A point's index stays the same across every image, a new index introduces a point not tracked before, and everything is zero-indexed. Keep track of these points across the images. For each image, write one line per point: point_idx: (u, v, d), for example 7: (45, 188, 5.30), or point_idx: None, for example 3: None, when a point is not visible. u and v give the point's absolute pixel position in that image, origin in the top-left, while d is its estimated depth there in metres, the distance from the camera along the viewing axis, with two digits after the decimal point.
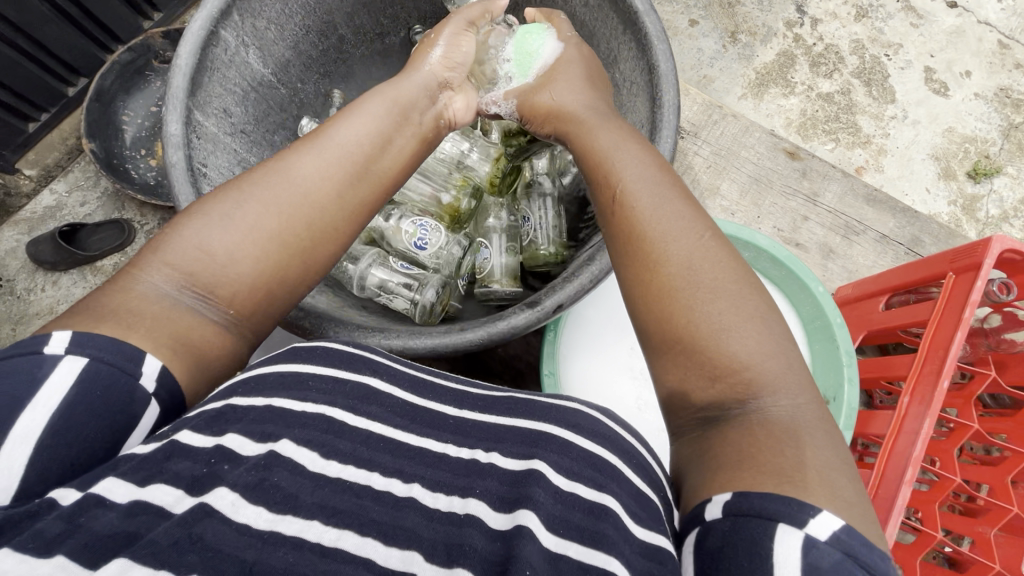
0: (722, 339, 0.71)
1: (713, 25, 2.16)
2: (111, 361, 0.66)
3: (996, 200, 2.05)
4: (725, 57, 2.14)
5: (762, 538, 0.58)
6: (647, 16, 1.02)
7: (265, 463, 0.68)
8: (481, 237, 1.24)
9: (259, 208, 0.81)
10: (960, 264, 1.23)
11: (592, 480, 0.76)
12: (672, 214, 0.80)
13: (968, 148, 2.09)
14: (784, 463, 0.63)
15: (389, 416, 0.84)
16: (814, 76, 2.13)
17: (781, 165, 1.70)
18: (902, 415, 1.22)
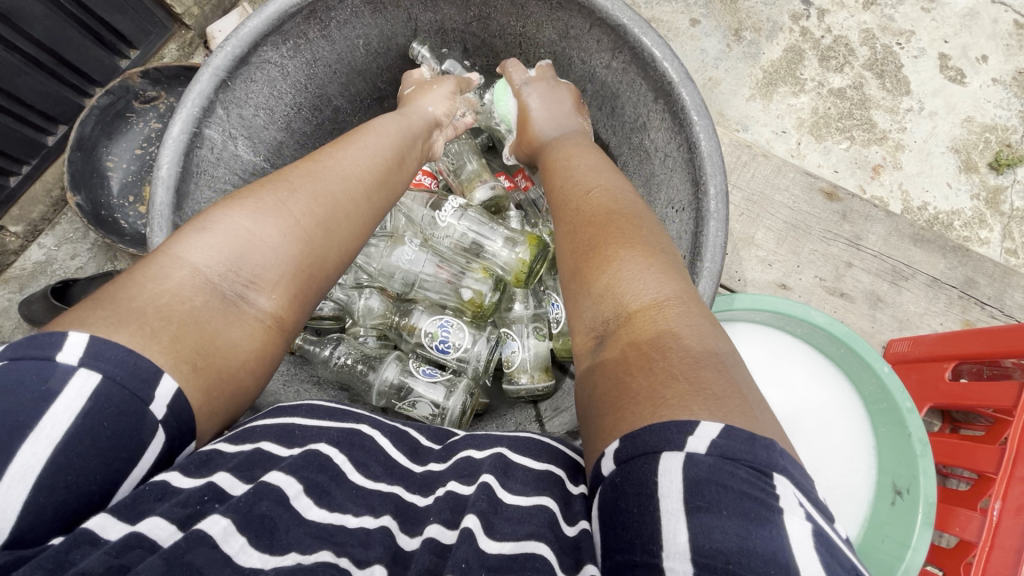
0: (618, 292, 0.76)
1: (716, 23, 2.05)
2: (124, 382, 0.62)
3: (1020, 191, 1.97)
4: (729, 57, 2.03)
5: (646, 486, 0.57)
6: (683, 87, 0.97)
7: (254, 495, 0.64)
8: (507, 327, 1.27)
9: (306, 201, 0.86)
10: None
11: (538, 492, 0.74)
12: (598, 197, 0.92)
13: (988, 137, 2.01)
14: (662, 387, 0.63)
15: (371, 463, 0.79)
16: (823, 71, 2.03)
17: (817, 208, 1.62)
18: (995, 525, 1.10)
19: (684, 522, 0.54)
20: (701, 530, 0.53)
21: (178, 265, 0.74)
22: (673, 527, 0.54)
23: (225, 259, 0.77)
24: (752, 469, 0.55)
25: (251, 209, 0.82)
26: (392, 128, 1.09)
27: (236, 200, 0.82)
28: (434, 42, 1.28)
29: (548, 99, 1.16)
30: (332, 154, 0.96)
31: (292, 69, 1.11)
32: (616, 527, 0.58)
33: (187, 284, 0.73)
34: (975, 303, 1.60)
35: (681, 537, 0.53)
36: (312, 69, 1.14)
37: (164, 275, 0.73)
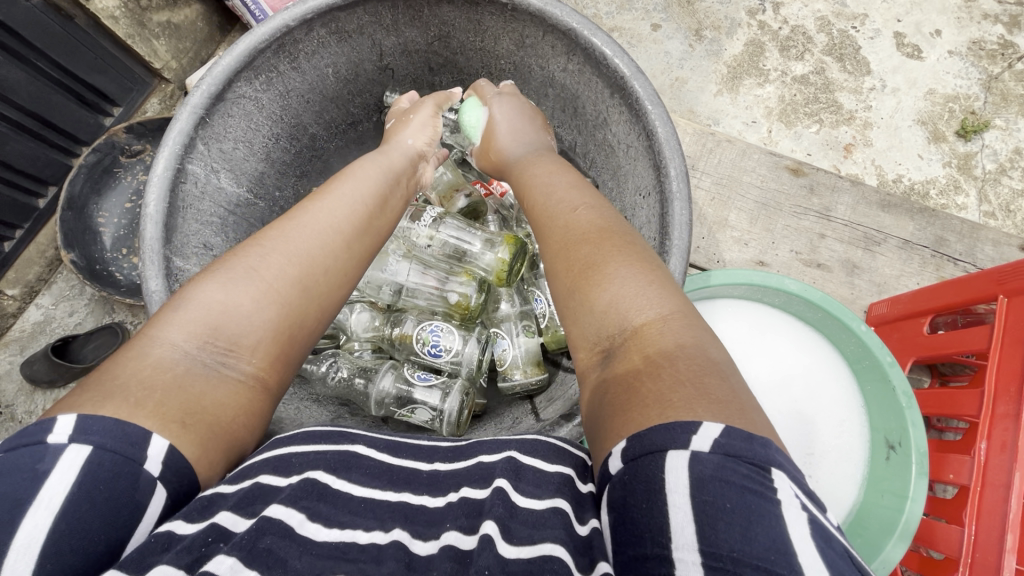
0: (613, 301, 0.78)
1: (676, 26, 2.12)
2: (115, 448, 0.64)
3: (990, 155, 2.02)
4: (693, 56, 2.10)
5: (656, 486, 0.60)
6: (635, 80, 1.01)
7: (257, 530, 0.65)
8: (495, 326, 1.31)
9: (280, 260, 0.87)
10: (1009, 286, 1.16)
11: (547, 492, 0.74)
12: (579, 215, 0.93)
13: (952, 107, 2.06)
14: (665, 395, 0.65)
15: (369, 479, 0.80)
16: (785, 61, 2.10)
17: (786, 184, 1.66)
18: (984, 464, 1.13)
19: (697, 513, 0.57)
20: (713, 521, 0.56)
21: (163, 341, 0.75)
22: (686, 519, 0.57)
23: (208, 326, 0.78)
24: (748, 464, 0.58)
25: (231, 274, 0.83)
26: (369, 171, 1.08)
27: (214, 271, 0.83)
28: (404, 85, 1.39)
29: (512, 117, 1.20)
30: (313, 205, 0.95)
31: (266, 102, 1.15)
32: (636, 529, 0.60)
33: (172, 355, 0.74)
34: (947, 260, 1.62)
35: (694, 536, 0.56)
36: (287, 101, 1.20)
37: (145, 352, 0.74)
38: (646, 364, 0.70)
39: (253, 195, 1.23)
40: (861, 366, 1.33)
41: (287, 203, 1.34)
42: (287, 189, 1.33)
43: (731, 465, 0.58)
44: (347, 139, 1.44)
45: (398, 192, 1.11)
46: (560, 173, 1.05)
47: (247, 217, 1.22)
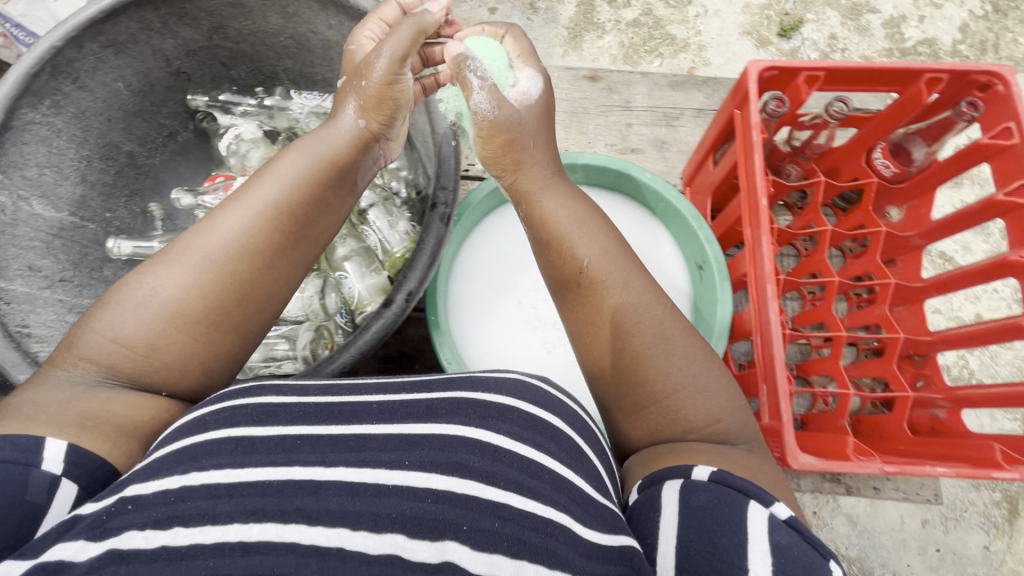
0: (676, 392, 0.90)
1: (511, 6, 2.28)
2: (10, 458, 0.66)
3: (811, 46, 2.24)
4: (534, 27, 2.25)
5: (727, 510, 0.76)
6: (376, 10, 1.10)
7: (177, 495, 0.66)
8: (337, 271, 1.32)
9: (177, 289, 0.84)
10: (739, 100, 1.36)
11: (537, 444, 0.79)
12: (621, 268, 0.98)
13: (769, 13, 2.27)
14: (720, 463, 0.83)
15: (302, 420, 0.78)
16: (615, 11, 2.27)
17: (588, 90, 1.80)
18: (751, 244, 1.30)
19: (769, 536, 0.73)
20: (778, 543, 0.72)
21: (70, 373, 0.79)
22: (758, 544, 0.72)
23: (115, 359, 0.81)
24: (807, 541, 0.74)
25: (126, 305, 0.83)
26: (303, 163, 0.95)
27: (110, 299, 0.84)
28: (207, 87, 1.47)
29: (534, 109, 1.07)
30: (230, 221, 0.89)
31: (61, 125, 1.20)
32: (696, 522, 0.75)
33: (79, 383, 0.79)
34: None
35: (765, 562, 0.71)
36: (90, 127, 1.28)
37: (57, 376, 0.79)
38: (699, 445, 0.87)
39: (78, 217, 1.32)
40: (664, 213, 1.52)
41: (126, 222, 1.45)
42: (121, 208, 1.43)
43: (794, 538, 0.73)
44: (172, 153, 1.53)
45: (344, 168, 0.99)
46: (572, 197, 1.05)
47: (80, 240, 1.32)
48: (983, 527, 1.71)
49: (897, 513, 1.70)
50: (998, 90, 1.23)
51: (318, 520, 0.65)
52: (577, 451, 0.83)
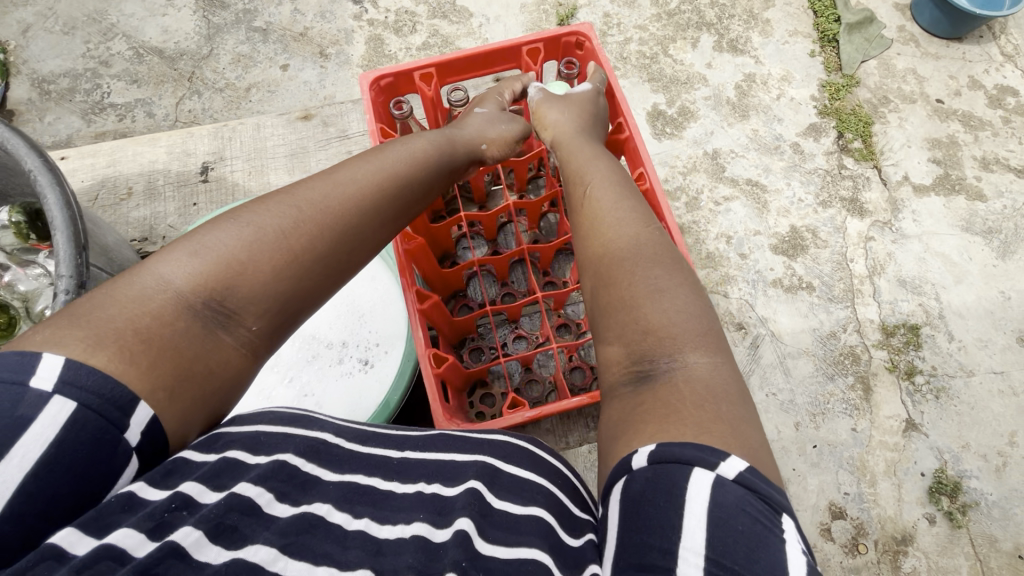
0: (655, 301, 0.84)
1: (302, 58, 2.32)
2: (99, 407, 0.62)
3: None
4: (329, 73, 2.29)
5: (654, 505, 0.65)
6: None
7: (223, 505, 0.64)
8: None
9: (284, 213, 0.86)
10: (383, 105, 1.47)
11: (529, 499, 0.79)
12: (604, 188, 1.06)
13: (545, 7, 2.41)
14: (693, 406, 0.72)
15: (336, 467, 0.77)
16: (404, 39, 2.34)
17: (302, 130, 1.81)
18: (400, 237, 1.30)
19: (705, 502, 0.63)
20: (714, 506, 0.62)
21: (155, 278, 0.74)
22: (693, 517, 0.62)
23: (206, 281, 0.76)
24: (754, 493, 0.64)
25: (246, 222, 0.82)
26: (426, 142, 1.16)
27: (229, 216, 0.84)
28: None
29: (581, 104, 1.34)
30: (352, 170, 0.98)
31: None
32: (631, 521, 0.66)
33: (176, 303, 0.73)
34: None
35: (699, 538, 0.61)
36: None
37: (134, 287, 0.73)
38: (671, 379, 0.77)
39: None
40: None
41: None
42: None
43: (741, 494, 0.63)
44: None
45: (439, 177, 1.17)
46: (608, 164, 1.14)
47: None
48: (846, 411, 1.85)
49: (772, 424, 1.83)
50: (586, 46, 1.50)
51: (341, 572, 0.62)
52: (569, 515, 0.82)
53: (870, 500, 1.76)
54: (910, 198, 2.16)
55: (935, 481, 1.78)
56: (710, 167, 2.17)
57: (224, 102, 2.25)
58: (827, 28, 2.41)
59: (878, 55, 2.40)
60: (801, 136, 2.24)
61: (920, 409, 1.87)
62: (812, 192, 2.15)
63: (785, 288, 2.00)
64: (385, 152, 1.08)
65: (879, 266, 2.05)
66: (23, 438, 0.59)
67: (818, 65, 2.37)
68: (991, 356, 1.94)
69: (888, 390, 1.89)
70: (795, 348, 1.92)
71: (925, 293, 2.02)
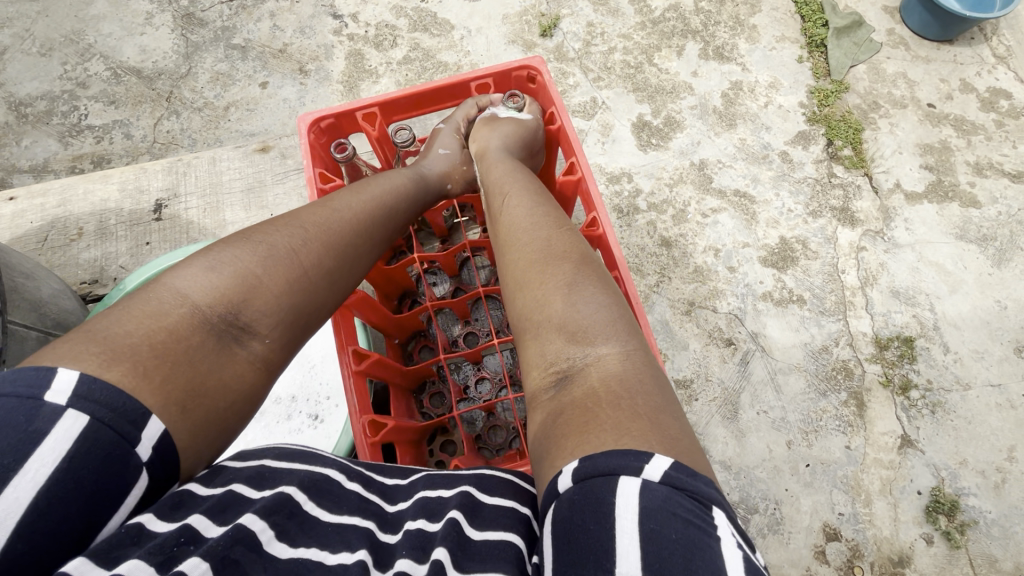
0: (573, 299, 0.86)
1: (281, 75, 2.28)
2: (110, 422, 0.64)
3: (573, 37, 2.36)
4: (309, 90, 2.26)
5: (584, 530, 0.59)
6: None
7: (229, 537, 0.64)
8: None
9: (289, 234, 0.95)
10: (325, 149, 1.43)
11: (514, 529, 0.76)
12: (530, 202, 1.09)
13: (527, 18, 2.37)
14: (616, 407, 0.70)
15: (339, 505, 0.78)
16: (384, 53, 2.30)
17: (261, 163, 1.78)
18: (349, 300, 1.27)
19: (632, 511, 0.59)
20: (642, 515, 0.58)
21: (172, 292, 0.79)
22: (624, 534, 0.58)
23: (223, 296, 0.82)
24: (681, 490, 0.60)
25: (256, 244, 0.90)
26: (401, 179, 1.27)
27: (241, 241, 0.90)
28: None
29: (510, 120, 1.39)
30: (348, 200, 1.10)
31: None
32: (562, 544, 0.60)
33: (193, 313, 0.79)
34: None
35: (633, 556, 0.57)
36: None
37: (155, 300, 0.78)
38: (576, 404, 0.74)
39: None
40: None
41: None
42: None
43: (667, 492, 0.60)
44: None
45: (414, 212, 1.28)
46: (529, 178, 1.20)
47: None
48: (840, 429, 1.81)
49: (763, 443, 1.79)
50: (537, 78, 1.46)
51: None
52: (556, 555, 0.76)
53: (866, 521, 1.71)
54: (902, 206, 2.11)
55: (932, 499, 1.74)
56: (697, 178, 2.13)
57: (202, 121, 2.23)
58: (815, 33, 2.36)
59: (867, 59, 2.35)
60: (789, 145, 2.19)
61: (916, 425, 1.82)
62: (801, 202, 2.10)
63: (775, 302, 1.96)
64: (372, 187, 1.18)
65: (871, 276, 2.00)
66: (37, 453, 0.59)
67: (806, 71, 2.32)
68: (988, 368, 1.89)
69: (882, 405, 1.84)
70: (786, 363, 1.88)
71: (919, 304, 1.97)
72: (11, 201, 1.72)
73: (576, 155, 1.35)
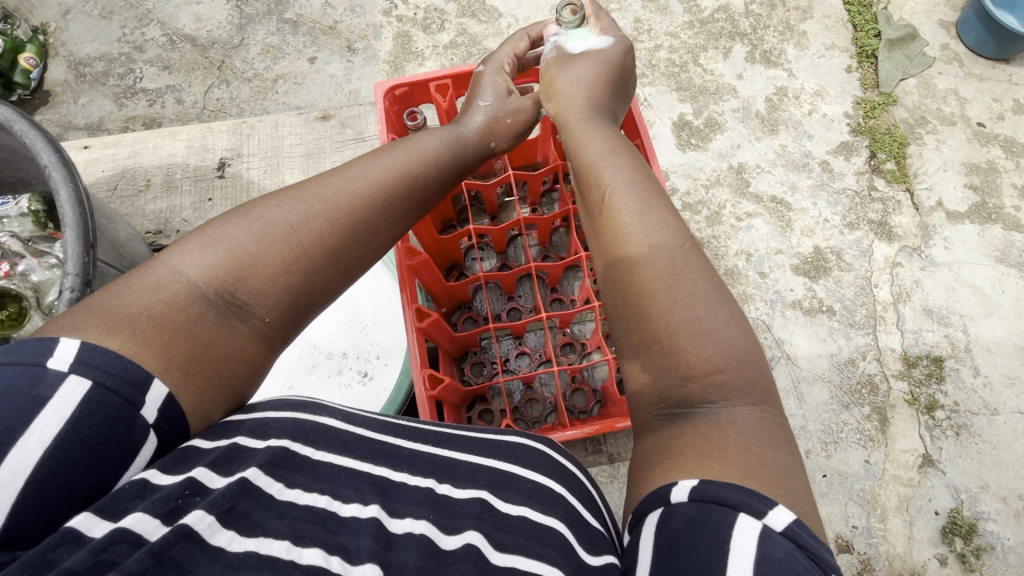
0: (701, 335, 0.78)
1: (329, 51, 2.33)
2: (113, 386, 0.61)
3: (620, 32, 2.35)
4: (356, 67, 2.30)
5: (688, 546, 0.63)
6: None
7: (236, 490, 0.63)
8: None
9: (301, 205, 0.86)
10: (396, 116, 1.47)
11: (542, 511, 0.75)
12: (635, 184, 0.94)
13: None
14: (743, 456, 0.70)
15: (348, 452, 0.75)
16: (432, 36, 2.33)
17: (320, 131, 1.83)
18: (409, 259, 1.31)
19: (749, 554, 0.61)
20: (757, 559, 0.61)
21: (169, 270, 0.75)
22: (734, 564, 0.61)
23: (219, 271, 0.76)
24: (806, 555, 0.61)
25: (251, 220, 0.82)
26: (438, 142, 1.15)
27: (247, 210, 0.84)
28: None
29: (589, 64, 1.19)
30: (369, 167, 0.98)
31: None
32: (667, 549, 0.65)
33: (187, 294, 0.74)
34: None
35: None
36: None
37: (150, 279, 0.74)
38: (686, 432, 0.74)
39: None
40: None
41: None
42: None
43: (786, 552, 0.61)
44: None
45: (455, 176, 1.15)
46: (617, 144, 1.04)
47: None
48: (860, 443, 1.79)
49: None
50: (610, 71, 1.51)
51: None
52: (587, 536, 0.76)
53: (879, 536, 1.70)
54: (943, 225, 2.08)
55: (948, 521, 1.72)
56: (734, 182, 2.12)
57: (251, 92, 2.28)
58: (866, 44, 2.33)
59: (919, 73, 2.31)
60: (831, 154, 2.17)
61: (938, 446, 1.80)
62: (839, 213, 2.08)
63: (803, 311, 1.95)
64: (399, 148, 1.07)
65: (905, 293, 1.98)
66: (41, 418, 0.57)
67: (855, 81, 2.29)
68: (1018, 395, 1.86)
69: (905, 423, 1.82)
70: (810, 373, 1.87)
71: (951, 325, 1.94)
72: (85, 149, 1.80)
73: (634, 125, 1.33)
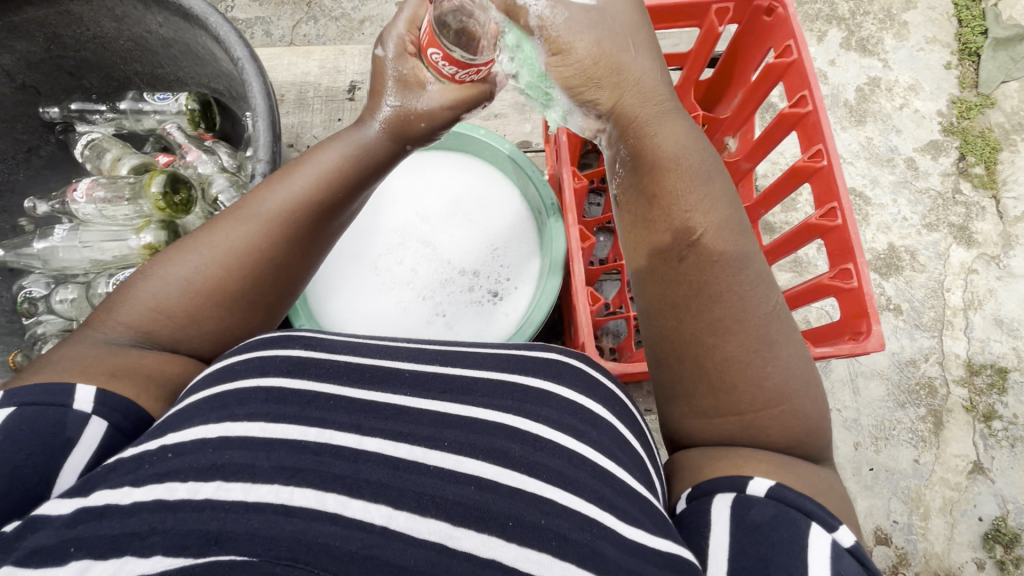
0: (778, 384, 0.82)
1: None
2: (34, 402, 0.68)
3: None
4: None
5: (772, 543, 0.70)
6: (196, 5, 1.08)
7: (216, 447, 0.65)
8: None
9: (208, 253, 0.84)
10: None
11: (578, 431, 0.77)
12: (712, 198, 0.88)
13: None
14: (816, 479, 0.78)
15: (338, 378, 0.78)
16: None
17: None
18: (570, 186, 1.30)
19: (828, 557, 0.68)
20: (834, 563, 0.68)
21: (107, 331, 0.80)
22: (817, 561, 0.68)
23: (185, 304, 0.83)
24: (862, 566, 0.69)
25: (215, 237, 0.85)
26: (342, 153, 0.91)
27: (179, 251, 0.85)
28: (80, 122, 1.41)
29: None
30: (285, 185, 0.88)
31: None
32: (747, 540, 0.71)
33: (117, 350, 0.79)
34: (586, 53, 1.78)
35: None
36: None
37: (95, 340, 0.79)
38: (763, 468, 0.78)
39: None
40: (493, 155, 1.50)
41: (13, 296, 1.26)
42: None
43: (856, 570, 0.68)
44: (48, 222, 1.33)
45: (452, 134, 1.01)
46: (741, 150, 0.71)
47: None
48: (912, 442, 1.79)
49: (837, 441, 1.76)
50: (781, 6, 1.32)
51: (337, 519, 0.59)
52: (619, 459, 0.77)
53: (920, 533, 1.72)
54: None
55: (993, 528, 1.74)
56: None
57: (338, 31, 2.30)
58: (971, 40, 2.22)
59: (1020, 77, 2.21)
60: (918, 152, 2.10)
61: (991, 455, 1.80)
62: (918, 212, 2.03)
63: None
64: (328, 147, 0.92)
65: (976, 300, 1.94)
66: None
67: (952, 78, 2.20)
68: None
69: (960, 427, 1.82)
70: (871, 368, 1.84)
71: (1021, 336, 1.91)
72: None
73: (796, 36, 1.08)
